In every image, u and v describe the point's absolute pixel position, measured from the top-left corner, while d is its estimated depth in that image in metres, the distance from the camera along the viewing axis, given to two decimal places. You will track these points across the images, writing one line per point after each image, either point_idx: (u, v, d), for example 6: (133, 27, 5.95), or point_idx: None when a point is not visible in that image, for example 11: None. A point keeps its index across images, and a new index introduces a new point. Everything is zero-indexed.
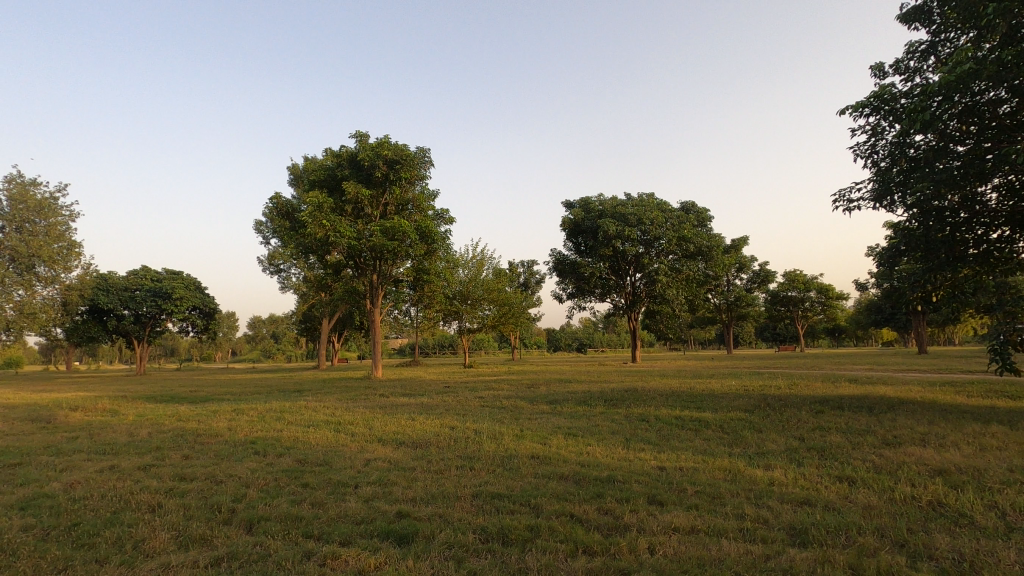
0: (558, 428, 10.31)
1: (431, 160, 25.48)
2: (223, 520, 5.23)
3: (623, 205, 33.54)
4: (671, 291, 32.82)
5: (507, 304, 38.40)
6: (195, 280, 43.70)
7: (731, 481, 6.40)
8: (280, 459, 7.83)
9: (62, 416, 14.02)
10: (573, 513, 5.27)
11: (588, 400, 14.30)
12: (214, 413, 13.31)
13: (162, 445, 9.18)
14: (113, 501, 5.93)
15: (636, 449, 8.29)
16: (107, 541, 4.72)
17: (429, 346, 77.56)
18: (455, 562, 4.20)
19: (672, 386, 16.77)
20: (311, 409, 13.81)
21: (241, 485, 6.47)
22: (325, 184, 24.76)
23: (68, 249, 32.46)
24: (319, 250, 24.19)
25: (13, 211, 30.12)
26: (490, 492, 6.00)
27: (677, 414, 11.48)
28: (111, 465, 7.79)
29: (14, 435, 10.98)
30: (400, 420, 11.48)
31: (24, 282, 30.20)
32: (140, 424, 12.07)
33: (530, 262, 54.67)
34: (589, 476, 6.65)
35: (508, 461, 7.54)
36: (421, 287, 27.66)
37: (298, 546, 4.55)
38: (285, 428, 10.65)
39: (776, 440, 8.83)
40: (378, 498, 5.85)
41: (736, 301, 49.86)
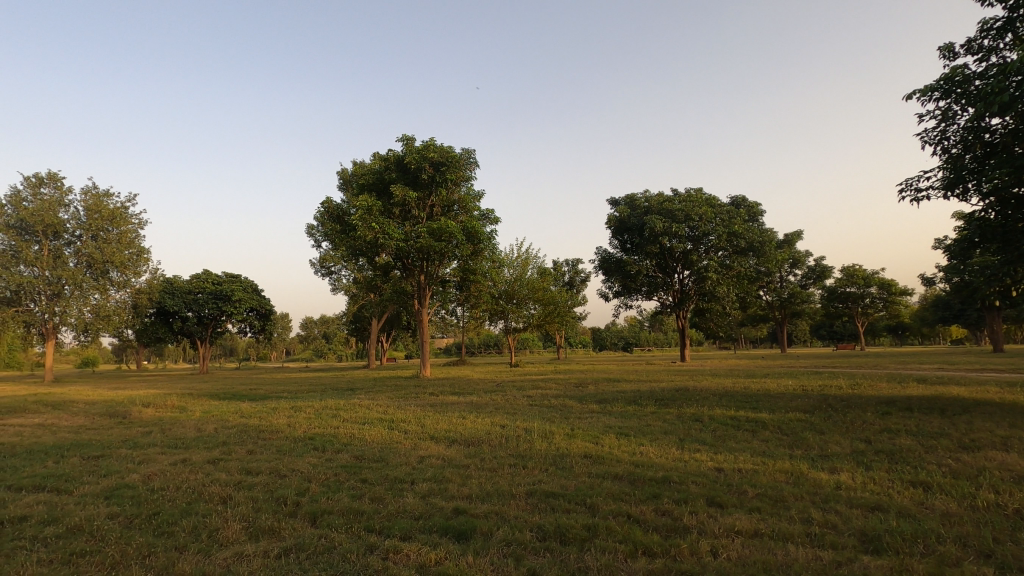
0: (608, 427, 10.16)
1: (476, 160, 25.70)
2: (289, 513, 5.44)
3: (670, 201, 32.91)
4: (721, 289, 31.93)
5: (553, 304, 38.24)
6: (252, 283, 45.57)
7: (793, 484, 6.17)
8: (338, 455, 8.08)
9: (136, 412, 14.90)
10: (631, 513, 5.21)
11: (638, 399, 14.04)
12: (274, 411, 13.87)
13: (228, 440, 9.65)
14: (188, 492, 6.27)
15: (690, 450, 8.10)
16: (185, 530, 4.99)
17: (475, 346, 78.39)
18: (514, 560, 4.23)
19: (725, 386, 16.23)
20: (365, 406, 14.17)
21: (303, 479, 6.72)
22: (374, 188, 25.38)
23: (137, 255, 34.36)
24: (369, 252, 24.78)
25: (88, 220, 32.21)
26: (545, 491, 5.99)
27: (732, 415, 11.12)
28: (183, 458, 8.22)
29: (95, 429, 11.75)
30: (450, 418, 11.62)
31: (98, 286, 32.38)
32: (206, 420, 12.70)
33: (574, 261, 54.42)
34: (644, 477, 6.54)
35: (561, 460, 7.51)
36: (467, 287, 27.93)
37: (362, 539, 4.68)
38: (341, 426, 10.93)
39: (840, 442, 8.45)
40: (435, 495, 5.95)
41: (790, 298, 48.04)
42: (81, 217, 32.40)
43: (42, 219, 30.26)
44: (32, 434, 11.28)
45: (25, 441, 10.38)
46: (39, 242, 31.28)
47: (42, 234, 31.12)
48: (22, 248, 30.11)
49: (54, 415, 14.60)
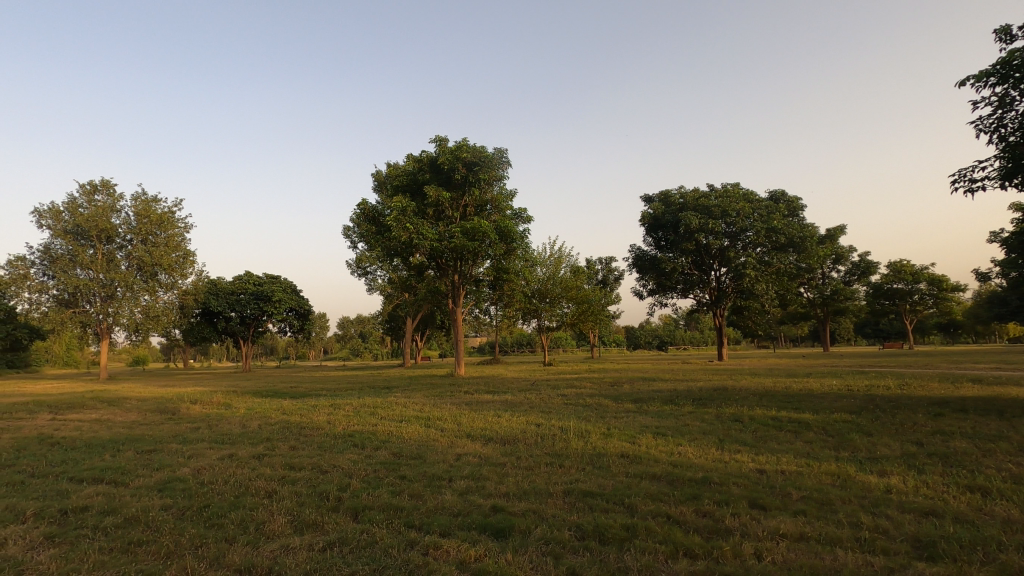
0: (645, 427, 10.03)
1: (508, 160, 25.76)
2: (331, 508, 5.58)
3: (705, 196, 32.27)
4: (760, 286, 31.11)
5: (587, 302, 37.93)
6: (292, 284, 46.82)
7: (840, 487, 5.98)
8: (377, 452, 8.23)
9: (185, 408, 15.54)
10: (670, 514, 5.14)
11: (675, 399, 13.80)
12: (314, 408, 14.25)
13: (271, 437, 9.95)
14: (235, 486, 6.50)
15: (731, 450, 7.92)
16: (234, 522, 5.18)
17: (508, 345, 78.70)
18: (553, 558, 4.22)
19: (766, 386, 15.72)
20: (402, 405, 14.38)
21: (345, 475, 6.87)
22: (408, 189, 25.74)
23: (184, 257, 35.65)
24: (403, 252, 25.07)
25: (138, 225, 33.62)
26: (582, 490, 5.96)
27: (774, 415, 10.84)
28: (230, 454, 8.52)
29: (147, 424, 12.30)
30: (486, 417, 11.67)
31: (148, 288, 33.80)
32: (250, 417, 13.11)
33: (608, 258, 53.97)
34: (683, 477, 6.44)
35: (597, 459, 7.46)
36: (500, 287, 27.97)
37: (402, 535, 4.75)
38: (378, 423, 11.12)
39: (889, 444, 8.14)
40: (473, 492, 6.00)
41: (832, 295, 46.45)
42: (131, 222, 33.87)
43: (96, 225, 31.81)
44: (91, 428, 11.91)
45: (85, 435, 10.95)
46: (94, 246, 32.90)
47: (96, 239, 32.70)
48: (78, 253, 31.76)
49: (110, 411, 15.34)
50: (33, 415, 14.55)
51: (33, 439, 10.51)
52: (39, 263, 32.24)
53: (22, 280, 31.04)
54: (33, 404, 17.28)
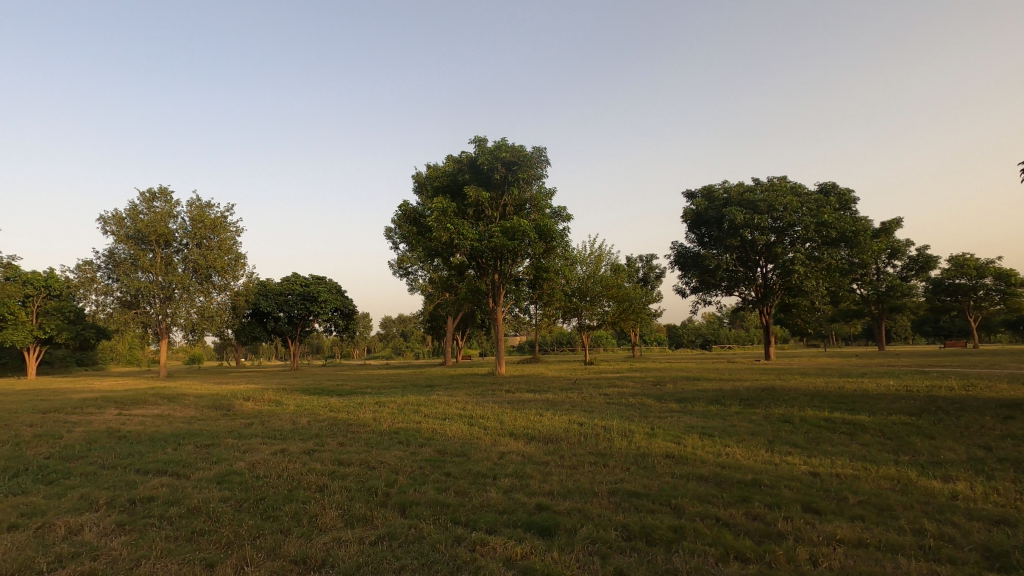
0: (690, 427, 9.85)
1: (547, 158, 25.70)
2: (380, 503, 5.72)
3: (751, 190, 31.37)
4: (810, 282, 29.98)
5: (628, 301, 37.45)
6: (337, 284, 48.13)
7: (900, 492, 5.71)
8: (422, 449, 8.38)
9: (239, 405, 16.19)
10: (719, 516, 5.03)
11: (721, 399, 13.45)
12: (361, 405, 14.60)
13: (320, 433, 10.26)
14: (288, 480, 6.73)
15: (782, 452, 7.68)
16: (288, 515, 5.36)
17: (547, 344, 78.74)
18: (600, 558, 4.20)
19: (817, 386, 15.14)
20: (445, 403, 14.58)
21: (391, 471, 7.03)
22: (448, 190, 26.07)
23: (236, 260, 37.03)
24: (444, 252, 25.32)
25: (193, 230, 35.18)
26: (628, 490, 5.90)
27: (827, 416, 10.46)
28: (283, 448, 8.85)
29: (204, 420, 12.90)
30: (528, 415, 11.71)
31: (203, 290, 35.30)
32: (300, 413, 13.57)
33: (649, 256, 53.17)
34: (732, 478, 6.30)
35: (642, 459, 7.35)
36: (540, 286, 27.88)
37: (449, 531, 4.83)
38: (422, 421, 11.30)
39: (954, 447, 7.73)
40: (517, 490, 6.03)
41: (888, 292, 44.35)
42: (187, 227, 35.51)
43: (155, 230, 33.51)
44: (153, 423, 12.58)
45: (148, 429, 11.58)
46: (153, 250, 34.68)
47: (155, 244, 34.45)
48: (140, 258, 33.54)
49: (171, 407, 16.17)
50: (101, 410, 15.48)
51: (102, 432, 11.19)
52: (104, 267, 34.21)
53: (89, 283, 32.98)
54: (100, 400, 18.32)
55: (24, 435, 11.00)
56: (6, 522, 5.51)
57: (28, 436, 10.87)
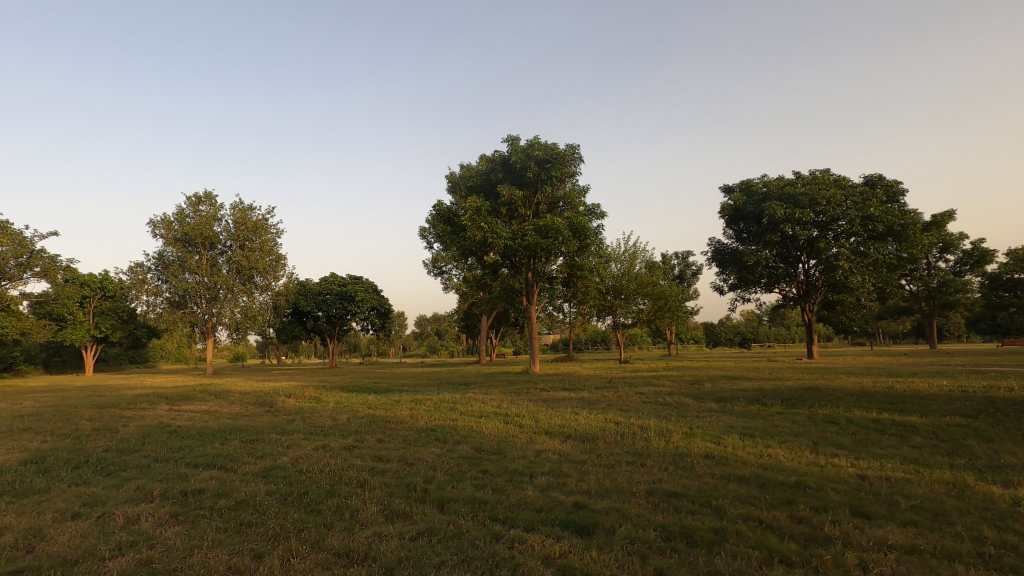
0: (729, 427, 9.64)
1: (581, 156, 25.55)
2: (418, 499, 5.81)
3: (791, 184, 30.42)
4: (855, 279, 28.89)
5: (663, 298, 36.79)
6: (373, 284, 49.04)
7: (955, 497, 5.46)
8: (459, 447, 8.45)
9: (281, 402, 16.67)
10: (762, 519, 4.91)
11: (762, 399, 13.11)
12: (397, 403, 14.84)
13: (360, 429, 10.48)
14: (330, 475, 6.91)
15: (827, 454, 7.42)
16: (331, 509, 5.51)
17: (582, 343, 78.35)
18: (639, 559, 4.16)
19: (864, 386, 14.58)
20: (480, 401, 14.64)
21: (429, 468, 7.12)
22: (482, 189, 26.23)
23: (276, 261, 38.10)
24: (478, 251, 25.41)
25: (237, 232, 36.41)
26: (666, 490, 5.81)
27: (875, 417, 10.05)
28: (325, 444, 9.08)
29: (249, 416, 13.37)
30: (563, 414, 11.68)
31: (246, 290, 36.46)
32: (340, 410, 13.90)
33: (685, 253, 52.19)
34: (774, 480, 6.13)
35: (680, 459, 7.24)
36: (574, 284, 27.71)
37: (487, 528, 4.86)
38: (458, 419, 11.40)
39: (1016, 451, 7.32)
40: (554, 489, 6.03)
41: (939, 288, 42.34)
42: (231, 229, 36.78)
43: (201, 233, 34.82)
44: (202, 419, 13.11)
45: (197, 424, 12.05)
46: (199, 253, 36.07)
47: (201, 246, 35.82)
48: (187, 260, 34.95)
49: (218, 403, 16.82)
50: (153, 406, 16.21)
51: (154, 427, 11.72)
52: (154, 269, 35.77)
53: (141, 284, 34.50)
54: (152, 396, 19.20)
55: (85, 428, 11.64)
56: (70, 511, 5.83)
57: (88, 430, 11.46)
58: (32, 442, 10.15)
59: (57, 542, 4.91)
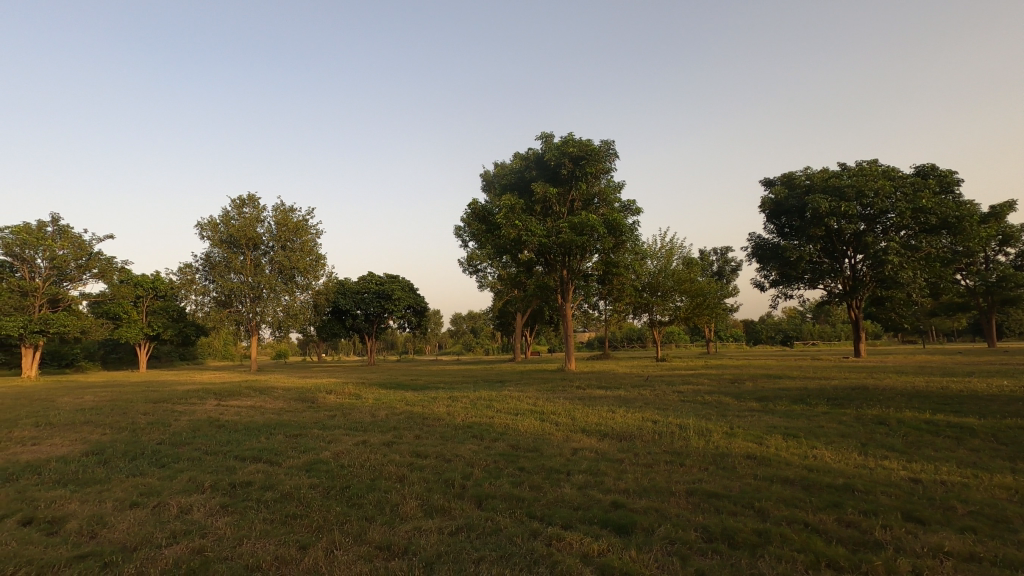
0: (772, 427, 9.38)
1: (615, 151, 25.30)
2: (457, 494, 5.87)
3: (836, 176, 29.32)
4: (905, 274, 27.65)
5: (701, 295, 36.08)
6: (409, 283, 49.75)
7: (1018, 503, 5.17)
8: (496, 444, 8.49)
9: (323, 398, 17.12)
10: (808, 522, 4.77)
11: (806, 399, 12.70)
12: (435, 400, 15.04)
13: (398, 425, 10.67)
14: (370, 470, 7.06)
15: (877, 456, 7.15)
16: (372, 502, 5.64)
17: (618, 340, 77.71)
18: (680, 559, 4.11)
19: (916, 385, 13.94)
20: (516, 398, 14.68)
21: (467, 464, 7.19)
22: (516, 187, 26.31)
23: (316, 261, 39.07)
24: (512, 249, 25.45)
25: (279, 233, 37.55)
26: (707, 490, 5.72)
27: (929, 418, 9.61)
28: (364, 440, 9.28)
29: (292, 411, 13.78)
30: (600, 412, 11.60)
31: (288, 289, 37.53)
32: (379, 406, 14.18)
33: (724, 248, 50.99)
34: (820, 482, 5.95)
35: (721, 459, 7.10)
36: (609, 281, 27.43)
37: (525, 525, 4.88)
38: (494, 416, 11.47)
39: None
40: (591, 487, 6.00)
41: (998, 283, 40.09)
42: (273, 230, 37.97)
43: (245, 234, 36.08)
44: (248, 413, 13.60)
45: (243, 419, 12.51)
46: (244, 253, 37.37)
47: (245, 247, 37.09)
48: (232, 260, 36.27)
49: (262, 399, 17.42)
50: (203, 400, 16.91)
51: (204, 421, 12.24)
52: (202, 269, 37.25)
53: (190, 284, 36.00)
54: (202, 392, 20.02)
55: (141, 421, 12.25)
56: (129, 500, 6.15)
57: (143, 423, 12.06)
58: (93, 434, 10.74)
59: (117, 530, 5.18)
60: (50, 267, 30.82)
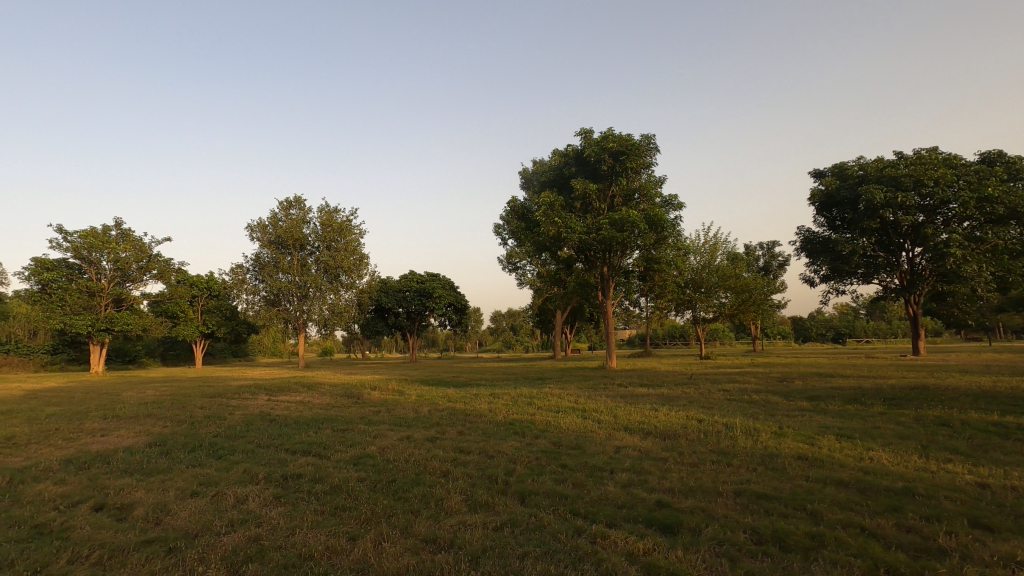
0: (824, 427, 9.05)
1: (656, 146, 24.90)
2: (500, 490, 5.92)
3: (892, 165, 27.93)
4: (969, 267, 26.15)
5: (747, 291, 35.07)
6: (450, 281, 50.32)
7: None
8: (537, 440, 8.52)
9: (367, 394, 17.53)
10: (864, 526, 4.58)
11: (861, 399, 12.18)
12: (477, 396, 15.18)
13: (441, 421, 10.83)
14: (415, 464, 7.20)
15: (938, 459, 6.80)
16: (417, 496, 5.75)
17: (659, 338, 76.54)
18: (728, 560, 4.02)
19: (982, 385, 13.15)
20: (557, 396, 14.65)
21: (509, 461, 7.24)
22: (555, 184, 26.26)
23: (360, 260, 40.02)
24: (551, 246, 25.37)
25: (324, 234, 38.63)
26: (756, 491, 5.57)
27: (996, 420, 9.07)
28: (408, 435, 9.45)
29: (339, 406, 14.18)
30: (643, 410, 11.46)
31: (333, 288, 38.58)
32: (422, 402, 14.43)
33: (770, 243, 49.38)
34: (877, 485, 5.70)
35: (770, 460, 6.91)
36: (651, 277, 27.01)
37: (569, 521, 4.88)
38: (536, 412, 11.51)
39: None
40: (635, 485, 5.94)
41: None
42: (318, 231, 39.07)
43: (292, 235, 37.30)
44: (296, 408, 14.08)
45: (293, 414, 12.95)
46: (291, 254, 38.63)
47: (292, 247, 38.34)
48: (280, 261, 37.56)
49: (310, 394, 17.99)
50: (254, 396, 17.57)
51: (256, 415, 12.72)
52: (252, 270, 38.68)
53: (241, 284, 37.51)
54: (254, 387, 20.84)
55: (198, 415, 12.85)
56: (190, 489, 6.47)
57: (201, 416, 12.68)
58: (155, 426, 11.35)
59: (179, 517, 5.46)
60: (114, 269, 32.64)
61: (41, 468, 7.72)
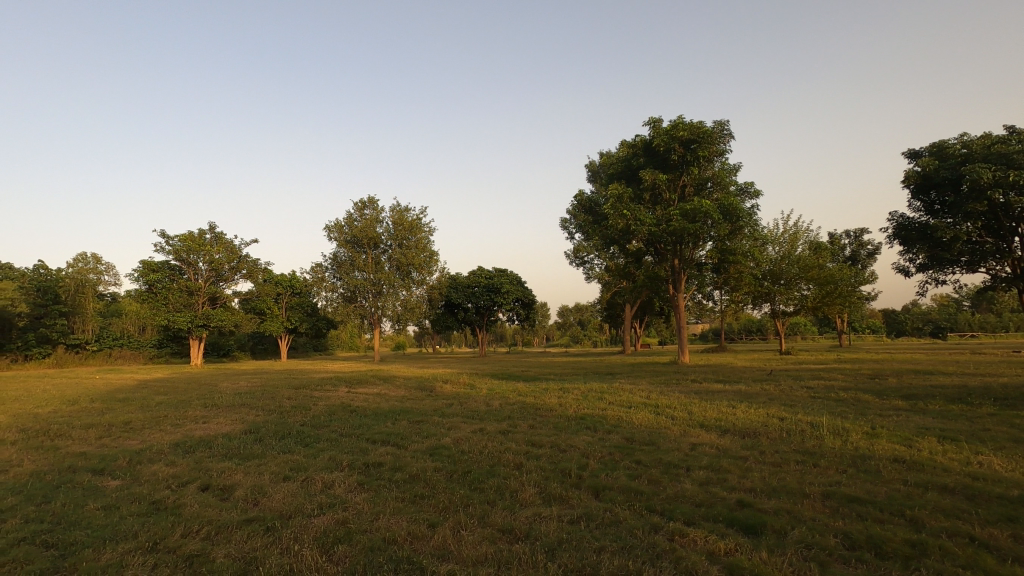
0: (924, 429, 8.37)
1: (730, 131, 23.89)
2: (574, 484, 5.94)
3: (1002, 141, 25.20)
4: None
5: (832, 283, 32.91)
6: (517, 276, 50.69)
7: None
8: (610, 436, 8.44)
9: (439, 387, 18.02)
10: (974, 536, 4.21)
11: (966, 398, 11.14)
12: (547, 391, 15.22)
13: (512, 415, 10.95)
14: (488, 457, 7.32)
15: None
16: (493, 487, 5.88)
17: (734, 332, 73.47)
18: (818, 565, 3.83)
19: None
20: (628, 391, 14.44)
21: (582, 455, 7.22)
22: (623, 176, 25.83)
23: (430, 257, 41.13)
24: (620, 239, 25.04)
25: (396, 232, 40.09)
26: (847, 494, 5.25)
27: None
28: (481, 428, 9.64)
29: (414, 399, 14.70)
30: (719, 407, 11.06)
31: (405, 284, 39.90)
32: (493, 396, 14.67)
33: (858, 230, 46.12)
34: (989, 492, 5.21)
35: (862, 461, 6.49)
36: (725, 270, 25.97)
37: (645, 518, 4.81)
38: (607, 408, 11.39)
39: None
40: (714, 484, 5.75)
41: None
42: (391, 230, 40.58)
43: (367, 234, 39.03)
44: (374, 401, 14.67)
45: (371, 405, 13.53)
46: (366, 252, 40.34)
47: (367, 246, 40.05)
48: (356, 259, 39.32)
49: (386, 387, 18.76)
50: (335, 388, 18.52)
51: (337, 406, 13.42)
52: (330, 268, 40.68)
53: (320, 282, 39.60)
54: (334, 379, 21.99)
55: (285, 405, 13.69)
56: (282, 474, 6.94)
57: (288, 407, 13.51)
58: (249, 415, 12.22)
59: (273, 499, 5.87)
60: (209, 269, 35.38)
61: (155, 450, 8.56)
